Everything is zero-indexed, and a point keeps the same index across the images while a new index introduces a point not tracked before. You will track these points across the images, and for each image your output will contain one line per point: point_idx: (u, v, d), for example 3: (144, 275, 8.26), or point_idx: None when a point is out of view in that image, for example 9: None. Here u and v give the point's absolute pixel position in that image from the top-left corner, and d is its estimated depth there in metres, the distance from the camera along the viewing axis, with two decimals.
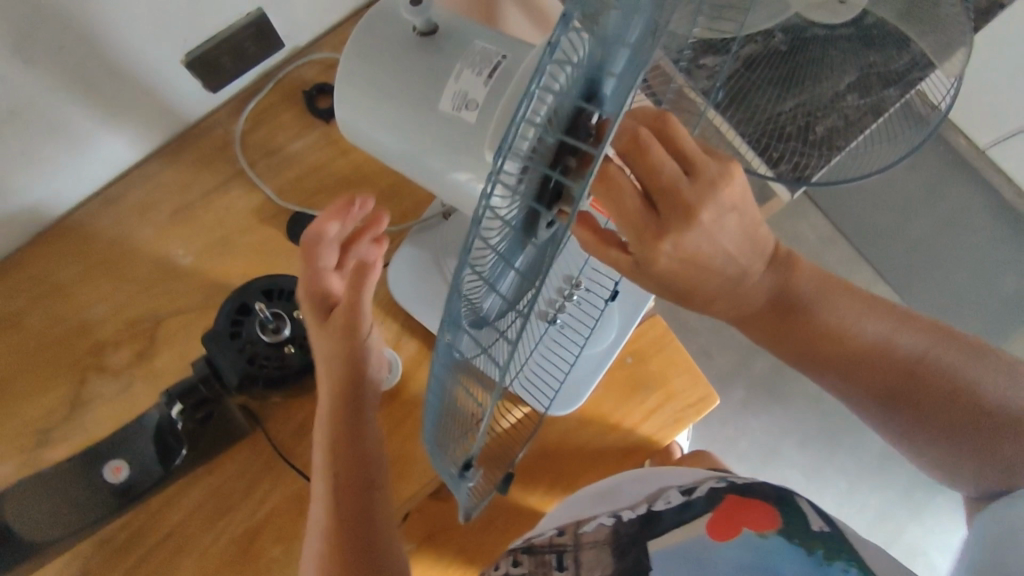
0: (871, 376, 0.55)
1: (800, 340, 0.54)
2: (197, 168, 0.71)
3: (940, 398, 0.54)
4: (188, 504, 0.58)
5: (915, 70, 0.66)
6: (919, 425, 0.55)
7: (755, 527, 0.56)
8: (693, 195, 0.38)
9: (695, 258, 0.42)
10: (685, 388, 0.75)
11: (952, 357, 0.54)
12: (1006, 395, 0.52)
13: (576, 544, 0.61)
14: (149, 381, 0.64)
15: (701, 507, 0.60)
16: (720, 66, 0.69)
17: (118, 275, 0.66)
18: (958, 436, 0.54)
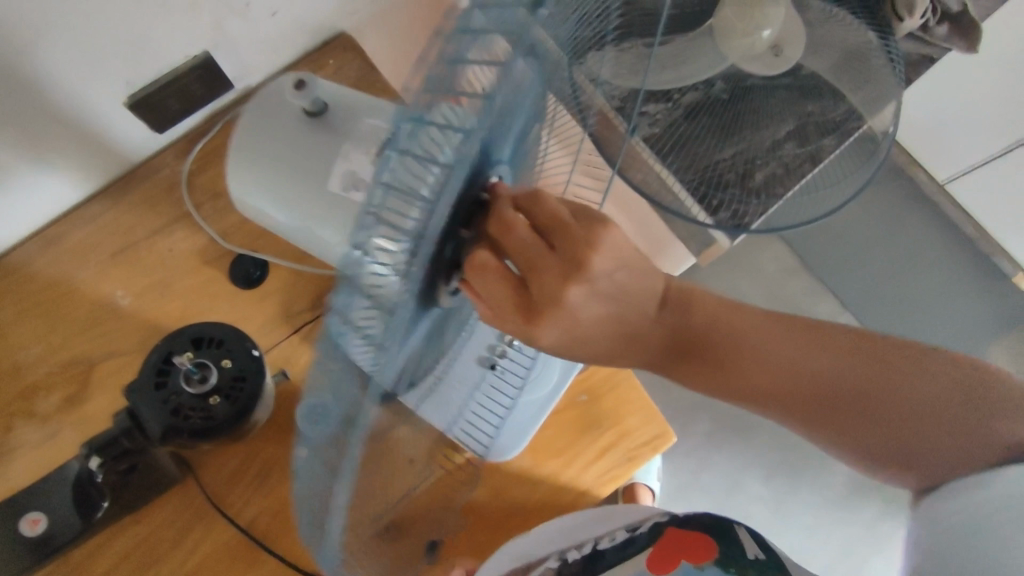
0: (808, 401, 0.49)
1: (727, 375, 0.49)
2: (139, 209, 0.73)
3: (889, 405, 0.48)
4: (115, 555, 0.63)
5: (852, 119, 0.68)
6: (873, 442, 0.49)
7: (691, 560, 0.51)
8: (571, 242, 0.36)
9: (586, 327, 0.40)
10: (639, 426, 0.88)
11: (881, 362, 0.49)
12: (945, 392, 0.48)
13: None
14: (80, 425, 0.67)
15: (643, 542, 0.56)
16: (663, 114, 0.68)
17: (53, 317, 0.69)
18: (922, 442, 0.48)
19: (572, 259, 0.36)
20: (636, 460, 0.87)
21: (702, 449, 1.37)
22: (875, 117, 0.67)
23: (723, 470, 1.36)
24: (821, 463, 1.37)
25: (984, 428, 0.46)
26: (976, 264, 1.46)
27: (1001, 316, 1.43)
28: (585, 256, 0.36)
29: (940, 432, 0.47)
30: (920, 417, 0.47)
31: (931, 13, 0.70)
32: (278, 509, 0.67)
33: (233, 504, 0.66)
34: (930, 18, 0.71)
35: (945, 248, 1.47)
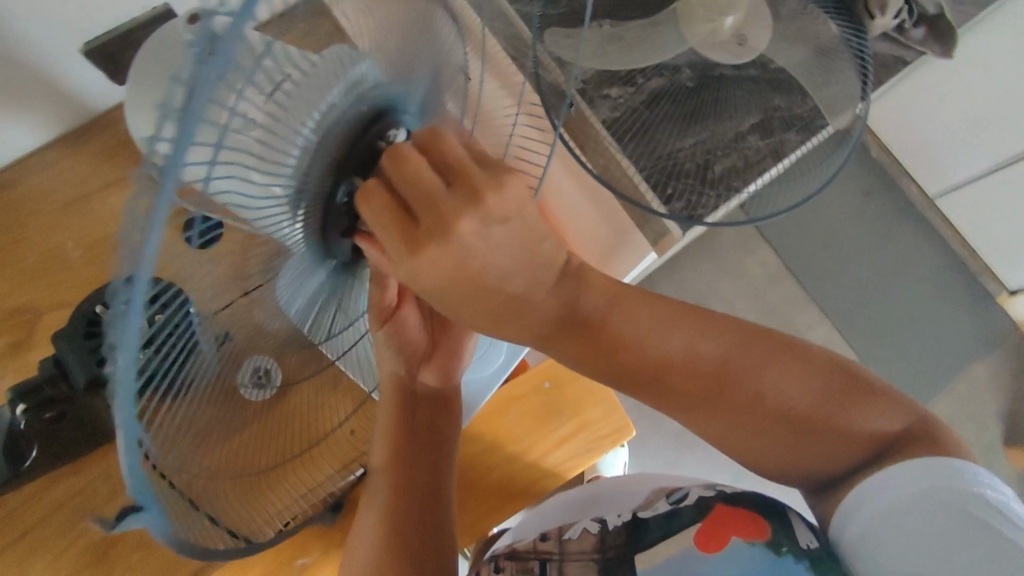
0: (694, 387, 0.51)
1: (609, 363, 0.50)
2: (97, 160, 0.73)
3: (758, 392, 0.49)
4: (50, 503, 0.64)
5: (818, 117, 0.67)
6: (758, 429, 0.50)
7: (743, 536, 0.51)
8: (447, 203, 0.35)
9: (479, 283, 0.40)
10: (602, 418, 0.89)
11: (751, 355, 0.50)
12: (806, 391, 0.49)
13: (562, 554, 0.57)
14: (23, 371, 0.68)
15: (689, 517, 0.54)
16: (625, 97, 0.67)
17: (2, 263, 0.69)
18: (798, 429, 0.49)
19: (435, 221, 0.34)
20: (595, 452, 0.88)
21: (669, 445, 1.37)
22: (835, 118, 0.66)
23: (688, 468, 1.35)
24: None
25: (862, 415, 0.48)
26: (960, 280, 1.45)
27: (979, 332, 1.43)
28: (482, 192, 0.35)
29: (815, 423, 0.49)
30: (800, 406, 0.49)
31: (906, 13, 0.70)
32: None
33: None
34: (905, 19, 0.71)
35: (930, 262, 1.46)
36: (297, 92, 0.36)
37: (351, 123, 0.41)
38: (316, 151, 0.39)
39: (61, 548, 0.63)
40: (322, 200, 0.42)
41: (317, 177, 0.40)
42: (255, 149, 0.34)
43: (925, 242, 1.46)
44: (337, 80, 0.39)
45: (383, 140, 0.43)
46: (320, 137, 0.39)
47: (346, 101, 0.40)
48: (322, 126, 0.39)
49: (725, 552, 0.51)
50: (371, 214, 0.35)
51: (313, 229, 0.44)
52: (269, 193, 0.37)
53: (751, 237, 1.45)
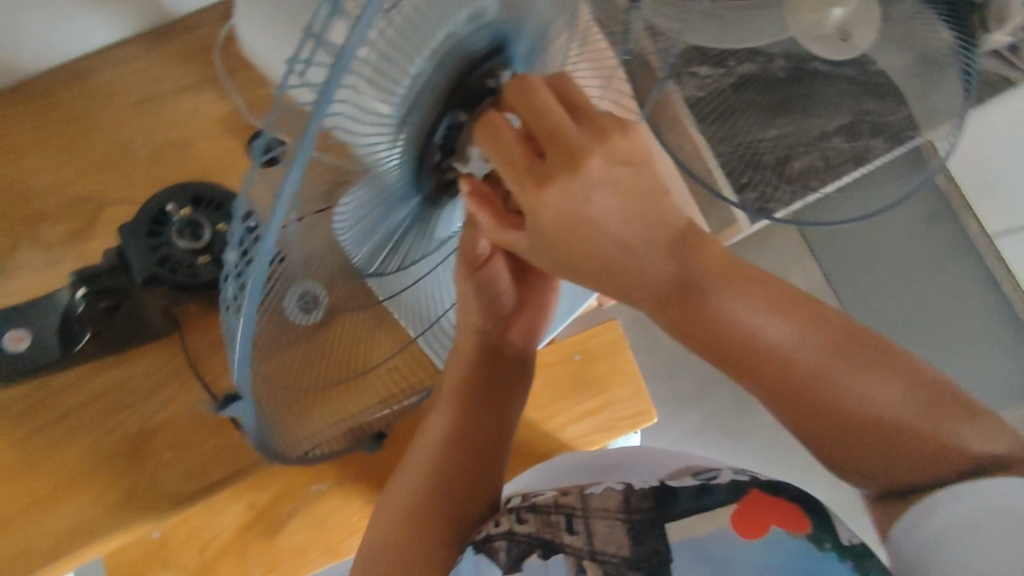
0: (786, 386, 0.49)
1: (705, 334, 0.48)
2: (173, 62, 0.73)
3: (856, 396, 0.48)
4: (90, 390, 0.66)
5: (907, 128, 0.65)
6: (857, 435, 0.48)
7: (785, 526, 0.51)
8: (577, 140, 0.36)
9: (583, 235, 0.40)
10: (629, 398, 0.90)
11: (858, 356, 0.49)
12: (902, 401, 0.48)
13: (586, 511, 0.55)
14: (79, 260, 0.69)
15: (723, 497, 0.53)
16: (713, 79, 0.65)
17: (71, 151, 0.70)
18: (896, 440, 0.48)
19: (566, 152, 0.36)
20: (617, 432, 0.88)
21: (683, 438, 1.37)
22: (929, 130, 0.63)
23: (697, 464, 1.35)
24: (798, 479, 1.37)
25: (964, 436, 0.48)
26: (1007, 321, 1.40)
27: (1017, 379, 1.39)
28: (607, 131, 0.38)
29: (915, 437, 0.48)
30: (892, 414, 0.48)
31: None
32: None
33: (212, 370, 0.68)
34: None
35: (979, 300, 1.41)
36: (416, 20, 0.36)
37: (462, 58, 0.40)
38: (425, 80, 0.39)
39: (95, 436, 0.66)
40: (422, 132, 0.42)
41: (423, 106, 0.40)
42: (368, 70, 0.34)
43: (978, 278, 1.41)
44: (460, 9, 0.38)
45: (490, 80, 0.43)
46: (431, 67, 0.38)
47: (464, 32, 0.40)
48: (434, 55, 0.38)
49: (768, 537, 0.50)
50: (495, 146, 0.37)
51: (409, 160, 0.43)
52: (376, 115, 0.37)
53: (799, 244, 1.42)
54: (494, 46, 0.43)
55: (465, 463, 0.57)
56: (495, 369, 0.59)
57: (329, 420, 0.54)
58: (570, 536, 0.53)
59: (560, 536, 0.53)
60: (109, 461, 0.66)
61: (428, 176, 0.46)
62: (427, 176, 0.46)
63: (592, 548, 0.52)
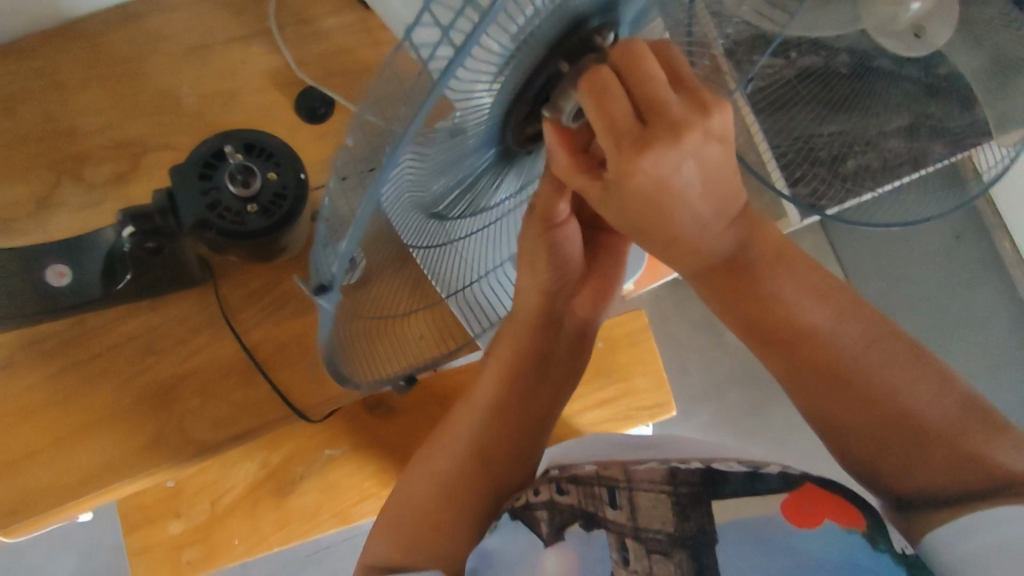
0: (823, 372, 0.54)
1: (748, 307, 0.54)
2: (226, 12, 0.73)
3: (883, 389, 0.52)
4: (124, 331, 0.66)
5: (970, 133, 0.64)
6: (877, 429, 0.53)
7: (841, 522, 0.55)
8: (678, 111, 0.38)
9: (661, 202, 0.41)
10: (649, 389, 0.89)
11: (889, 351, 0.54)
12: (924, 403, 0.52)
13: (631, 484, 0.59)
14: (120, 203, 0.69)
15: (775, 484, 0.58)
16: (775, 69, 0.63)
17: (119, 93, 0.70)
18: (923, 442, 0.51)
19: (669, 122, 0.37)
20: (634, 421, 0.88)
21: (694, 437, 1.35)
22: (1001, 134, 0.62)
23: None
24: None
25: (982, 445, 0.50)
26: None
27: None
28: (709, 105, 0.38)
29: (932, 439, 0.51)
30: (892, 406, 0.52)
31: None
32: (283, 338, 0.69)
33: (244, 322, 0.68)
34: None
35: None
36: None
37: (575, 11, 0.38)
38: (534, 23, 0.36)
39: (126, 378, 0.66)
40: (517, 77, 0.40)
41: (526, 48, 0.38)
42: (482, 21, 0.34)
43: None
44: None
45: (595, 41, 0.41)
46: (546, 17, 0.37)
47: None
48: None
49: (818, 528, 0.55)
50: (603, 109, 0.37)
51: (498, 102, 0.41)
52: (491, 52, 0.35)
53: None
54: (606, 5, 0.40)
55: (523, 415, 0.60)
56: (554, 335, 0.61)
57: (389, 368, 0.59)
58: (613, 508, 0.58)
59: (603, 509, 0.58)
60: (137, 405, 0.66)
61: (515, 121, 0.45)
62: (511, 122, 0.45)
63: (634, 525, 0.56)
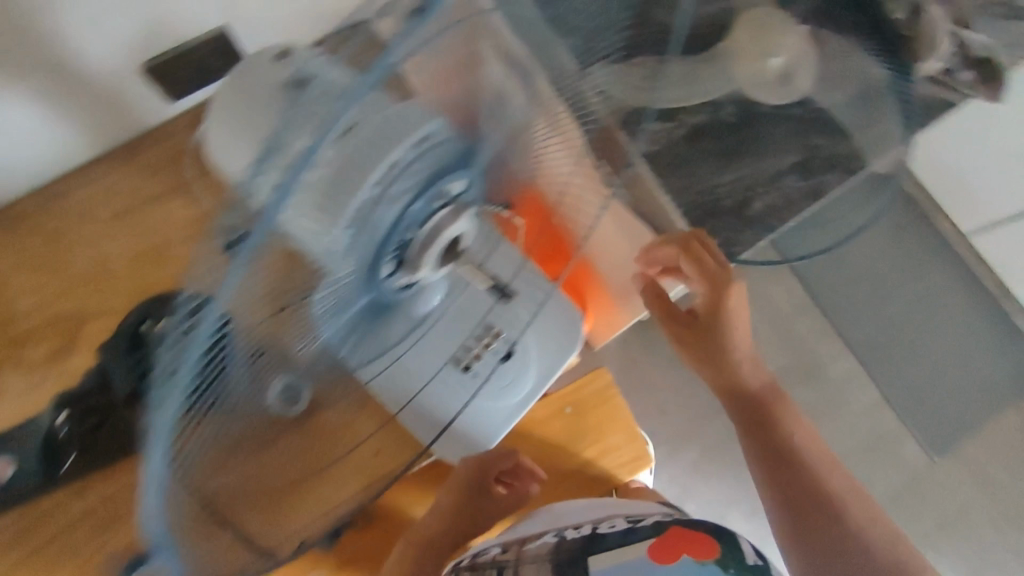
0: (775, 457, 0.75)
1: (742, 405, 0.78)
2: (145, 174, 0.75)
3: (812, 485, 0.74)
4: (80, 509, 0.65)
5: (854, 158, 0.71)
6: (806, 524, 0.72)
7: (696, 555, 0.61)
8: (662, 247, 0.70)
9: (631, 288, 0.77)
10: (624, 443, 0.86)
11: (833, 476, 0.75)
12: (861, 530, 0.71)
13: (520, 560, 0.63)
14: (62, 378, 0.69)
15: (646, 533, 0.64)
16: (667, 132, 0.67)
17: (49, 272, 0.71)
18: (834, 556, 0.69)
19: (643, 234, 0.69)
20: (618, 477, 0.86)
21: (687, 475, 1.36)
22: (880, 157, 0.70)
23: (703, 500, 1.35)
24: None
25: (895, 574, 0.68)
26: (996, 319, 1.42)
27: (1014, 374, 1.40)
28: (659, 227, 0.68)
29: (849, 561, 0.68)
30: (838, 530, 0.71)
31: (954, 53, 0.66)
32: None
33: None
34: (952, 62, 0.67)
35: (962, 302, 1.43)
36: (365, 149, 0.35)
37: (420, 175, 0.40)
38: (376, 204, 0.38)
39: (88, 556, 0.65)
40: (381, 242, 0.42)
41: (381, 223, 0.40)
42: (320, 192, 0.34)
43: (963, 279, 1.43)
44: (405, 140, 0.37)
45: (443, 194, 0.43)
46: (388, 197, 0.39)
47: (410, 158, 0.38)
48: (382, 183, 0.37)
49: (677, 564, 0.60)
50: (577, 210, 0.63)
51: (368, 264, 0.43)
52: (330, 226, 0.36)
53: (780, 270, 1.43)
54: (452, 162, 0.42)
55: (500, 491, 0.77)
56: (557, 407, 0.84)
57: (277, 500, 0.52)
58: None
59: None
60: None
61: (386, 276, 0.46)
62: (382, 275, 0.46)
63: None
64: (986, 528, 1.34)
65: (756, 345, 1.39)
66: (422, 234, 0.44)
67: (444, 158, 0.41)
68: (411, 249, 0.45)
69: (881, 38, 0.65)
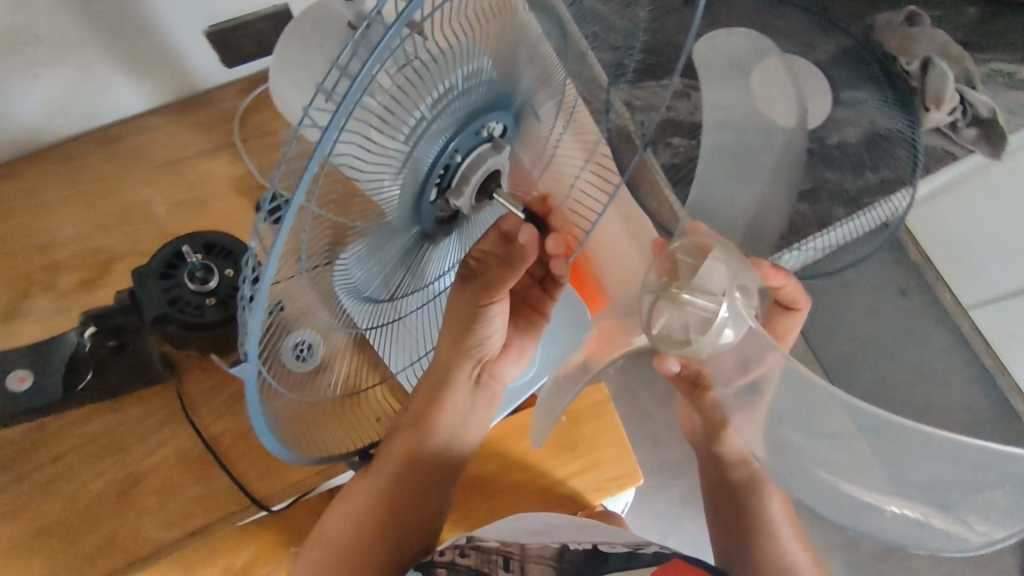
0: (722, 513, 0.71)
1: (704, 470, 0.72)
2: (192, 131, 0.78)
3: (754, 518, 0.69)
4: (85, 433, 0.66)
5: (865, 194, 0.73)
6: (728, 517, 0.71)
7: None
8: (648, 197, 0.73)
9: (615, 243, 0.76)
10: (612, 460, 0.84)
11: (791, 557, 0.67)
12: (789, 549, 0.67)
13: (524, 556, 0.63)
14: (85, 307, 0.71)
15: (647, 559, 0.64)
16: (685, 148, 0.72)
17: (90, 206, 0.73)
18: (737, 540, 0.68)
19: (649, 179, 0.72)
20: (603, 493, 0.83)
21: (672, 510, 1.31)
22: (892, 195, 0.74)
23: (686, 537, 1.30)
24: None
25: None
26: None
27: None
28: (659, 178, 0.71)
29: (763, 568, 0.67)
30: (770, 565, 0.66)
31: (960, 111, 0.74)
32: (244, 430, 0.69)
33: (204, 416, 0.69)
34: (958, 118, 0.74)
35: None
36: (427, 72, 0.37)
37: (464, 110, 0.42)
38: (429, 128, 0.40)
39: (81, 481, 0.65)
40: (424, 175, 0.43)
41: (426, 159, 0.42)
42: (379, 111, 0.36)
43: None
44: (463, 65, 0.39)
45: (484, 131, 0.45)
46: (443, 120, 0.40)
47: (464, 88, 0.41)
48: (437, 107, 0.39)
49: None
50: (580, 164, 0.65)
51: (412, 194, 0.44)
52: (382, 154, 0.38)
53: None
54: (492, 101, 0.45)
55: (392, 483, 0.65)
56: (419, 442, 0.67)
57: (324, 421, 0.55)
58: None
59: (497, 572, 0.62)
60: (94, 507, 0.64)
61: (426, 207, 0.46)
62: (427, 206, 0.46)
63: None
64: None
65: None
66: (465, 163, 0.45)
67: (484, 101, 0.44)
68: (454, 177, 0.45)
69: (895, 92, 0.74)
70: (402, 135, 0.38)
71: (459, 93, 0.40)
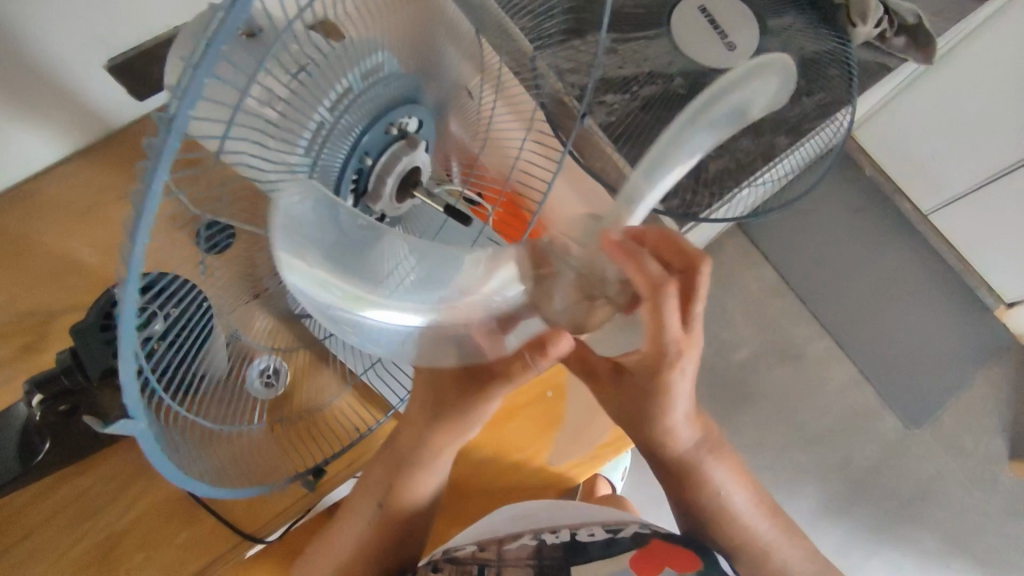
0: (674, 492, 0.73)
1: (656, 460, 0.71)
2: (114, 170, 0.75)
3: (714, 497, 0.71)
4: (54, 501, 0.63)
5: (806, 120, 0.71)
6: (681, 498, 0.73)
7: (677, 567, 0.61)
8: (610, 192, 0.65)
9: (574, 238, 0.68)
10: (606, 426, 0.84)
11: (759, 524, 0.73)
12: (753, 517, 0.73)
13: (500, 559, 0.64)
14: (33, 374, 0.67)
15: (624, 545, 0.64)
16: (620, 104, 0.69)
17: (16, 267, 0.70)
18: (699, 519, 0.72)
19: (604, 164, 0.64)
20: (600, 458, 0.83)
21: None
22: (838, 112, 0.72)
23: None
24: (796, 486, 1.32)
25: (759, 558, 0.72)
26: (954, 294, 1.43)
27: (978, 344, 1.41)
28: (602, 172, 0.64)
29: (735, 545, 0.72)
30: (737, 539, 0.71)
31: (887, 22, 0.74)
32: None
33: None
34: (886, 28, 0.75)
35: (920, 280, 1.43)
36: (314, 74, 0.36)
37: (368, 106, 0.39)
38: (333, 130, 0.37)
39: (61, 551, 0.62)
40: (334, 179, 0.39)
41: (331, 163, 0.38)
42: (269, 122, 0.34)
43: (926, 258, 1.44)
44: (359, 61, 0.38)
45: (395, 127, 0.42)
46: (345, 122, 0.38)
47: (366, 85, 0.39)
48: (337, 109, 0.37)
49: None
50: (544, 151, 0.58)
51: None
52: (283, 166, 0.36)
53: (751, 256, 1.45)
54: (402, 95, 0.42)
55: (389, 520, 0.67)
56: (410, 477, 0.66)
57: (266, 445, 0.53)
58: None
59: None
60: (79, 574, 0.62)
61: None
62: None
63: None
64: (960, 498, 1.34)
65: (730, 328, 1.39)
66: (377, 164, 0.41)
67: (390, 95, 0.40)
68: (369, 179, 0.42)
69: (821, 12, 0.74)
70: (302, 145, 0.36)
71: (358, 94, 0.38)
